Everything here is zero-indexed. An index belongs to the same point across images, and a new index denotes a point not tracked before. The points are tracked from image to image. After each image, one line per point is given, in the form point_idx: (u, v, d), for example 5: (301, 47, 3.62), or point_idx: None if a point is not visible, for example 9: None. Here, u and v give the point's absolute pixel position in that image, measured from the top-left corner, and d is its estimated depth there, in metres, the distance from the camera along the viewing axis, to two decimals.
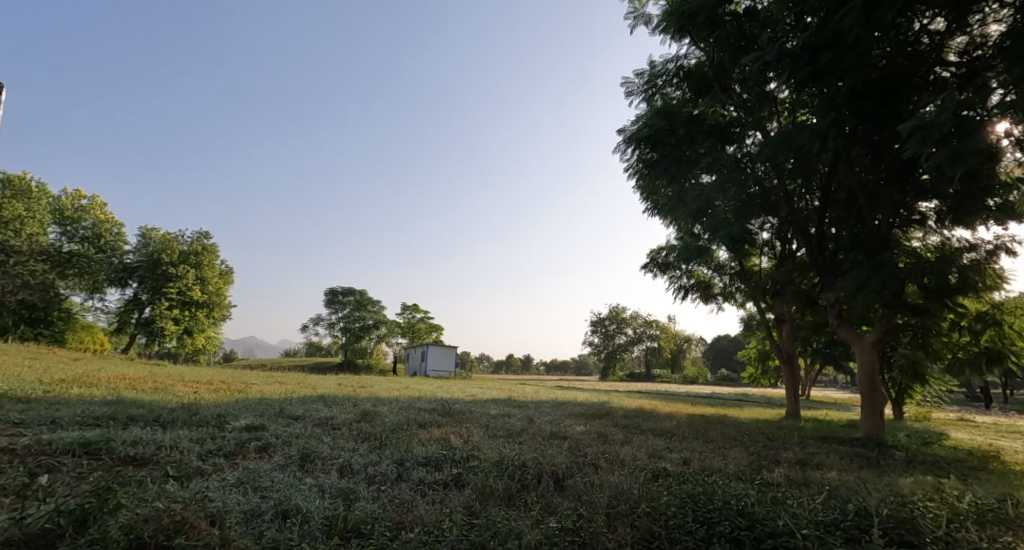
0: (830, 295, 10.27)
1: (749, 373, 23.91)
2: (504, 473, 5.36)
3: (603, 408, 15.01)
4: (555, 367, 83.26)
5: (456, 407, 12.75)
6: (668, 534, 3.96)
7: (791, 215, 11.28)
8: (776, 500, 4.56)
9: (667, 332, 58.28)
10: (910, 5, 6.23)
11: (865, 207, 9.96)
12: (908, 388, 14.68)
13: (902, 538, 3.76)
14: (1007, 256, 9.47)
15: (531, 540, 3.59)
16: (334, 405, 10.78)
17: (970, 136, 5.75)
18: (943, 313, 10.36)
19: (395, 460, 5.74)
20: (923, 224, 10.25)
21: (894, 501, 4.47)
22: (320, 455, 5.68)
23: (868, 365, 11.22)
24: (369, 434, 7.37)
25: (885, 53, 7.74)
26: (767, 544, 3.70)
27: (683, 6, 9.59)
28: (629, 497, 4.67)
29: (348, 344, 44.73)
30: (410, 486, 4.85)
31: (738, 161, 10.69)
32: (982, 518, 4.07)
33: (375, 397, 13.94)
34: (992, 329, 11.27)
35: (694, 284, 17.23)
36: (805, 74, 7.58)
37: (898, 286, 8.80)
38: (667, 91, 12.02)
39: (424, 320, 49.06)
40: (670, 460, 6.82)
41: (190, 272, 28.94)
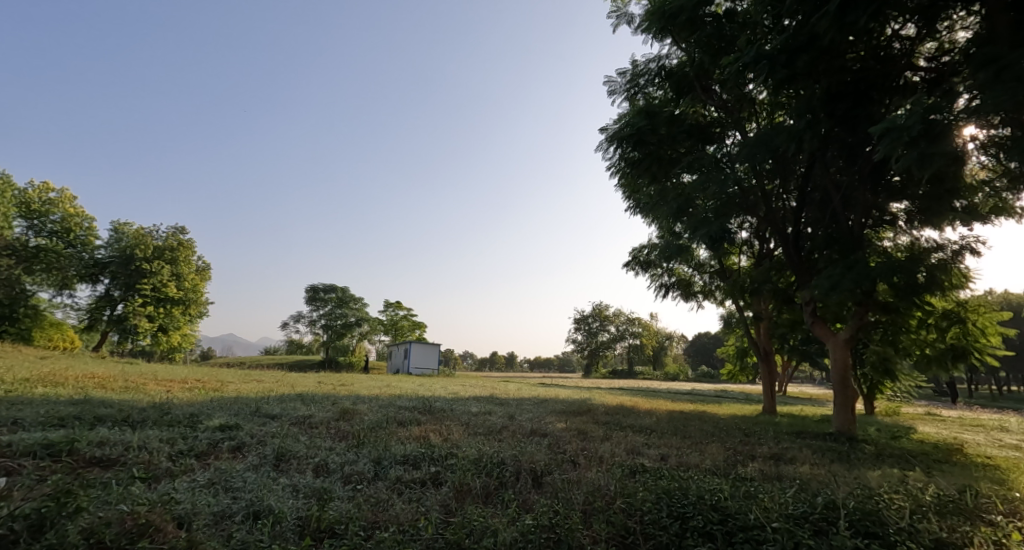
0: (806, 293, 10.49)
1: (728, 370, 24.31)
2: (482, 471, 5.36)
3: (584, 405, 15.09)
4: (538, 364, 83.60)
5: (438, 404, 12.71)
6: (642, 529, 4.02)
7: (769, 215, 11.49)
8: (748, 494, 4.65)
9: (649, 330, 58.90)
10: (881, 10, 6.38)
11: (840, 207, 10.19)
12: (878, 383, 15.12)
13: (868, 530, 3.87)
14: (972, 256, 9.80)
15: (507, 538, 3.61)
16: (313, 404, 10.64)
17: (937, 140, 5.92)
18: (912, 311, 10.67)
19: (372, 459, 5.70)
20: (894, 224, 10.54)
21: (861, 494, 4.60)
22: (295, 454, 5.59)
23: (841, 361, 11.49)
24: (347, 432, 7.29)
25: (858, 57, 7.91)
26: (738, 538, 3.77)
27: (664, 6, 9.67)
28: (605, 493, 4.71)
29: (330, 341, 44.16)
30: (386, 485, 4.81)
31: (718, 161, 10.83)
32: (943, 509, 4.21)
33: (356, 395, 13.78)
34: (957, 327, 11.73)
35: (674, 282, 17.43)
36: (781, 76, 7.72)
37: (870, 284, 9.03)
38: (649, 91, 12.10)
39: (406, 317, 48.70)
40: (648, 457, 6.92)
41: (165, 268, 28.22)
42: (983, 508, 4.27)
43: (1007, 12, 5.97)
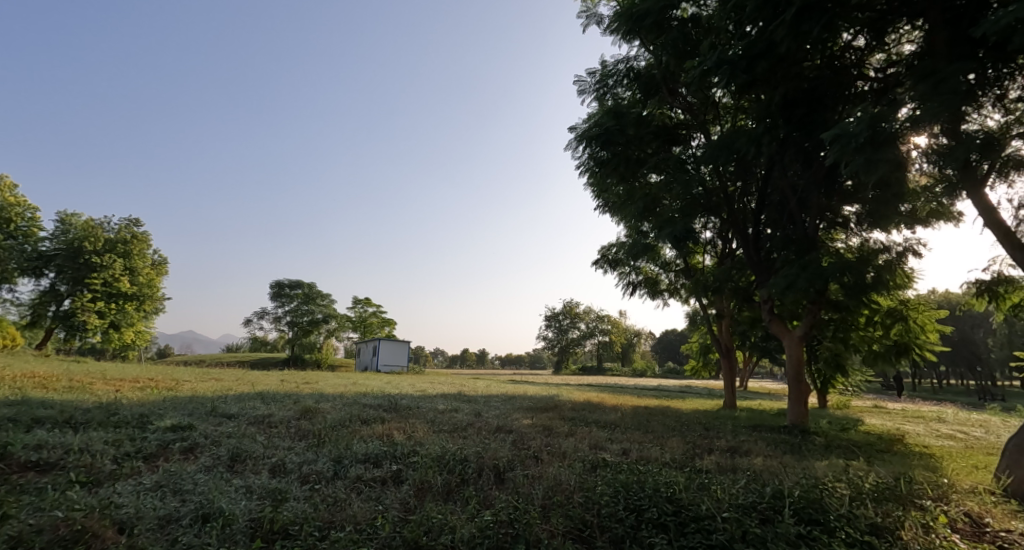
0: (764, 292, 10.88)
1: (691, 366, 24.92)
2: (444, 468, 5.36)
3: (550, 402, 15.26)
4: (509, 361, 83.79)
5: (404, 402, 12.57)
6: (599, 522, 4.10)
7: (731, 216, 11.88)
8: (701, 486, 4.82)
9: (617, 327, 59.84)
10: (833, 21, 6.67)
11: (796, 209, 10.63)
12: (830, 379, 15.85)
13: (810, 517, 4.08)
14: (915, 257, 10.39)
15: (465, 534, 3.62)
16: (273, 402, 10.37)
17: (881, 147, 6.24)
18: (861, 309, 11.25)
19: (333, 458, 5.61)
20: (845, 226, 11.09)
21: (807, 483, 4.81)
22: (251, 455, 5.44)
23: (797, 357, 11.98)
24: (308, 431, 7.14)
25: (814, 65, 8.25)
26: (690, 528, 3.91)
27: (632, 8, 9.84)
28: (565, 488, 4.79)
29: (295, 339, 43.05)
30: (345, 484, 4.74)
31: (683, 162, 11.13)
32: (880, 495, 4.47)
33: (319, 393, 13.50)
34: (900, 325, 12.13)
35: (641, 280, 17.80)
36: (741, 82, 7.97)
37: (823, 283, 9.47)
38: (618, 91, 12.16)
39: (375, 314, 48.00)
40: (611, 451, 7.08)
41: (117, 262, 26.93)
42: (916, 493, 4.54)
43: (945, 29, 6.35)
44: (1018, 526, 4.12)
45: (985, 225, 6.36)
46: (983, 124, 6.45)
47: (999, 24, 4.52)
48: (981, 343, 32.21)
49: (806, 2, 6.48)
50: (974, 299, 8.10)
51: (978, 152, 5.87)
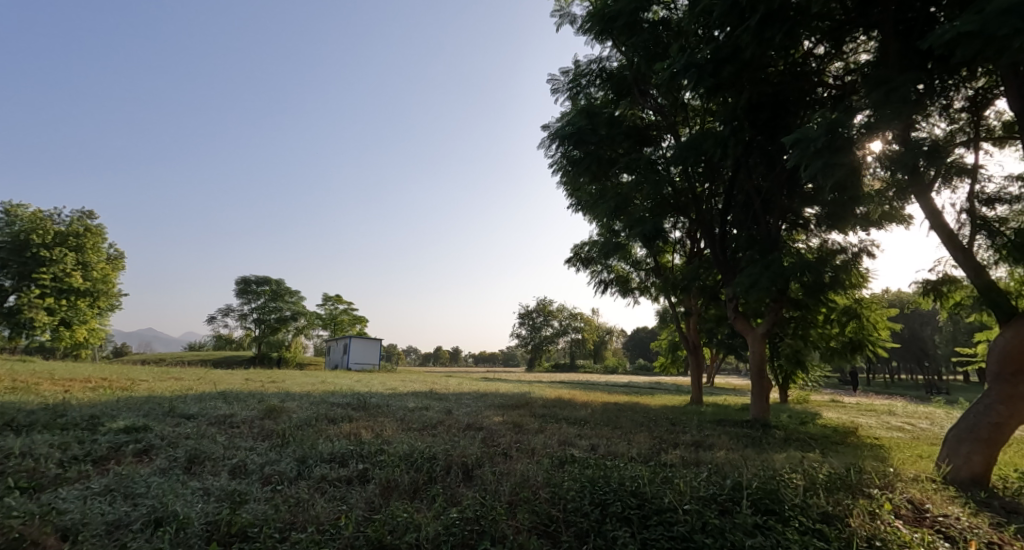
0: (729, 290, 11.17)
1: (660, 362, 25.42)
2: (412, 466, 5.32)
3: (522, 399, 15.32)
4: (482, 359, 83.75)
5: (374, 400, 12.41)
6: (565, 517, 4.15)
7: (699, 216, 12.18)
8: (665, 479, 4.92)
9: (590, 324, 60.56)
10: (795, 29, 6.87)
11: (760, 209, 10.98)
12: (791, 374, 16.43)
13: (767, 507, 4.23)
14: (868, 258, 10.87)
15: (430, 532, 3.61)
16: (236, 402, 10.05)
17: (838, 151, 6.48)
18: (819, 307, 11.66)
19: (297, 458, 5.49)
20: (806, 228, 11.51)
21: (765, 475, 4.98)
22: (210, 456, 5.27)
23: (760, 354, 12.35)
24: (272, 431, 6.94)
25: (778, 71, 8.49)
26: (652, 521, 4.00)
27: (604, 9, 9.96)
28: (532, 484, 4.81)
29: (262, 336, 41.90)
30: (309, 484, 4.65)
31: (653, 162, 11.36)
32: (833, 485, 4.66)
33: (285, 392, 13.19)
34: (854, 322, 12.66)
35: (613, 278, 18.05)
36: (707, 85, 8.16)
37: (784, 282, 9.79)
38: (590, 91, 12.35)
39: (345, 311, 47.19)
40: (579, 447, 7.18)
41: (68, 256, 25.66)
42: (865, 482, 4.75)
43: (896, 40, 6.65)
44: (956, 511, 4.37)
45: (931, 227, 6.71)
46: (930, 132, 6.79)
47: (943, 38, 4.76)
48: (928, 340, 34.10)
49: (769, 9, 6.67)
50: (921, 298, 8.53)
51: (925, 158, 6.17)
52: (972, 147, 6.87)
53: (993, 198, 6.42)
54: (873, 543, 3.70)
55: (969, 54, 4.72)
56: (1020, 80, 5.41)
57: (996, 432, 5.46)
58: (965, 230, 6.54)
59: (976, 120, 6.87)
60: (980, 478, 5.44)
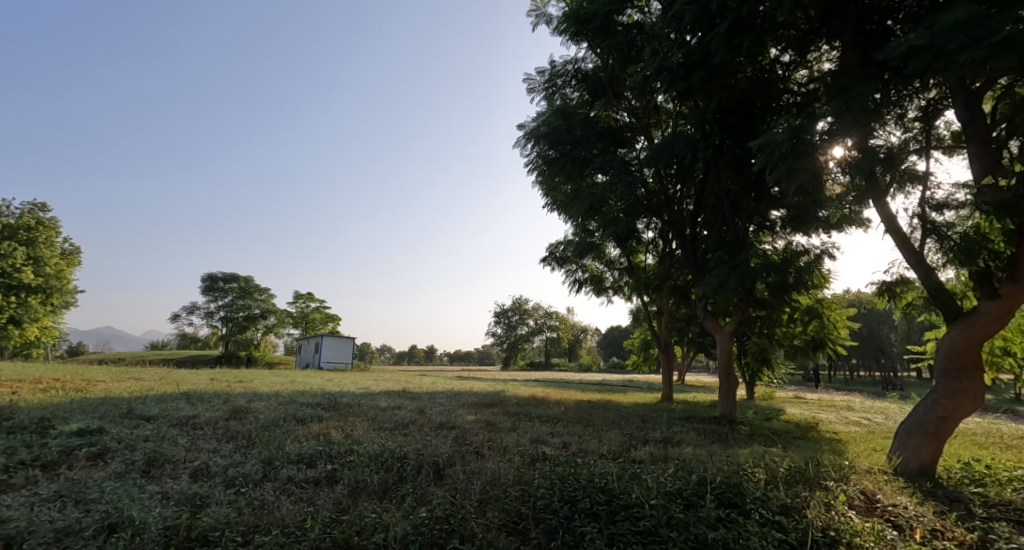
0: (699, 290, 11.41)
1: (633, 360, 25.80)
2: (382, 466, 5.27)
3: (495, 397, 15.33)
4: (457, 358, 83.38)
5: (345, 400, 12.24)
6: (534, 514, 4.18)
7: (671, 217, 12.43)
8: (633, 475, 5.01)
9: (565, 323, 60.99)
10: (761, 37, 7.07)
11: (728, 211, 11.26)
12: (757, 372, 16.91)
13: (730, 500, 4.36)
14: (830, 259, 11.29)
15: (398, 532, 3.59)
16: (201, 403, 9.74)
17: (801, 156, 6.69)
18: (784, 306, 12.04)
19: (262, 460, 5.36)
20: (772, 229, 11.85)
21: (729, 470, 5.12)
22: (170, 459, 5.10)
23: (727, 352, 12.67)
24: (237, 433, 6.78)
25: (746, 77, 8.72)
26: (619, 516, 4.07)
27: (579, 11, 10.07)
28: (503, 482, 4.82)
29: (231, 335, 40.31)
30: (274, 486, 4.56)
31: (627, 163, 11.53)
32: (792, 478, 4.83)
33: (253, 392, 12.86)
34: (816, 321, 13.09)
35: (587, 278, 18.23)
36: (679, 89, 8.29)
37: (751, 282, 10.07)
38: (566, 92, 12.45)
39: (317, 309, 46.31)
40: (551, 445, 7.25)
41: (19, 250, 24.01)
42: (821, 475, 4.95)
43: (856, 51, 6.91)
44: (904, 500, 4.60)
45: (886, 231, 7.01)
46: (886, 140, 7.09)
47: (896, 51, 4.98)
48: (885, 338, 35.70)
49: (737, 17, 6.86)
50: (877, 298, 8.92)
51: (882, 165, 6.44)
52: (924, 155, 7.20)
53: (942, 204, 6.75)
54: (828, 533, 3.85)
55: (920, 68, 4.96)
56: (968, 92, 5.70)
57: (942, 425, 5.75)
58: (917, 234, 6.87)
59: (928, 129, 7.22)
60: (927, 469, 5.74)
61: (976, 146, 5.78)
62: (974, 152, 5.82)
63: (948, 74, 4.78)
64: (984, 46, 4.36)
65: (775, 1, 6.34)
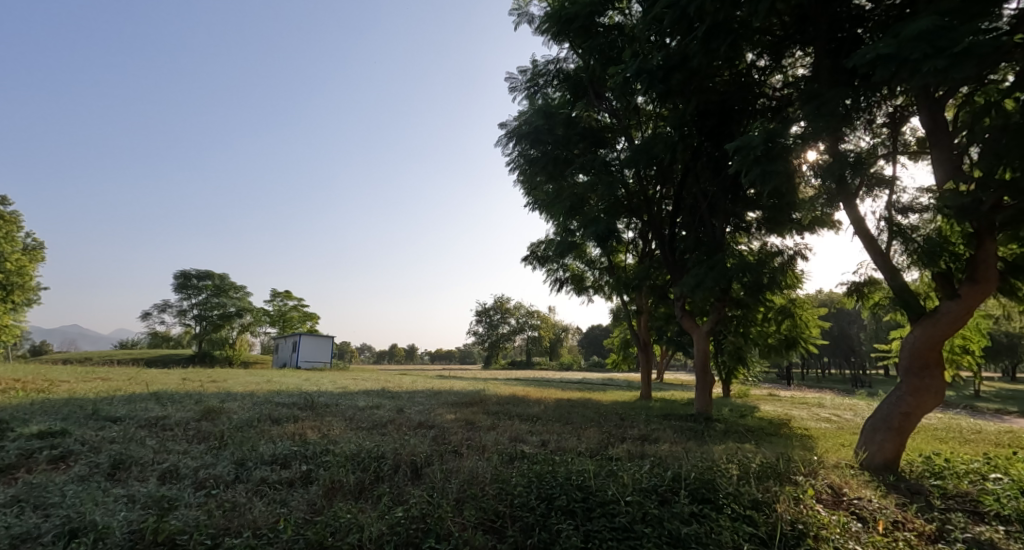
0: (676, 290, 11.56)
1: (612, 359, 26.02)
2: (358, 466, 5.22)
3: (475, 396, 15.31)
4: (438, 357, 82.93)
5: (322, 399, 12.07)
6: (511, 512, 4.19)
7: (650, 217, 12.57)
8: (610, 472, 5.07)
9: (546, 322, 61.20)
10: (738, 42, 7.21)
11: (706, 212, 11.44)
12: (732, 370, 17.25)
13: (703, 496, 4.44)
14: (802, 260, 11.58)
15: (373, 532, 3.57)
16: (172, 403, 9.49)
17: (775, 159, 6.84)
18: (758, 306, 12.29)
19: (235, 461, 5.25)
20: (748, 230, 12.08)
21: (703, 466, 5.21)
22: (137, 461, 4.95)
23: (704, 351, 12.88)
24: (209, 433, 6.64)
25: (724, 81, 8.88)
26: (596, 513, 4.11)
27: (560, 11, 10.12)
28: (480, 480, 4.82)
29: (205, 333, 39.27)
30: (246, 488, 4.47)
31: (607, 164, 11.62)
32: (763, 473, 4.94)
33: (226, 392, 12.59)
34: (789, 320, 13.41)
35: (568, 277, 18.32)
36: (658, 91, 8.37)
37: (727, 282, 10.26)
38: (548, 91, 12.50)
39: (294, 308, 45.56)
40: (530, 443, 7.28)
41: None
42: (791, 470, 5.08)
43: (828, 58, 7.09)
44: (868, 493, 4.75)
45: (855, 233, 7.22)
46: (855, 144, 7.30)
47: (864, 58, 5.13)
48: (855, 337, 36.78)
49: (714, 22, 6.97)
50: (846, 298, 9.18)
51: (851, 169, 6.63)
52: (892, 159, 7.44)
53: (907, 207, 6.98)
54: (796, 526, 3.95)
55: (886, 76, 5.12)
56: (931, 100, 5.91)
57: (906, 421, 5.96)
58: (883, 236, 7.09)
59: (895, 135, 7.46)
60: (891, 463, 5.94)
61: (939, 153, 6.00)
62: (937, 158, 6.03)
63: (913, 83, 4.94)
64: (945, 56, 4.53)
65: (751, 7, 6.46)
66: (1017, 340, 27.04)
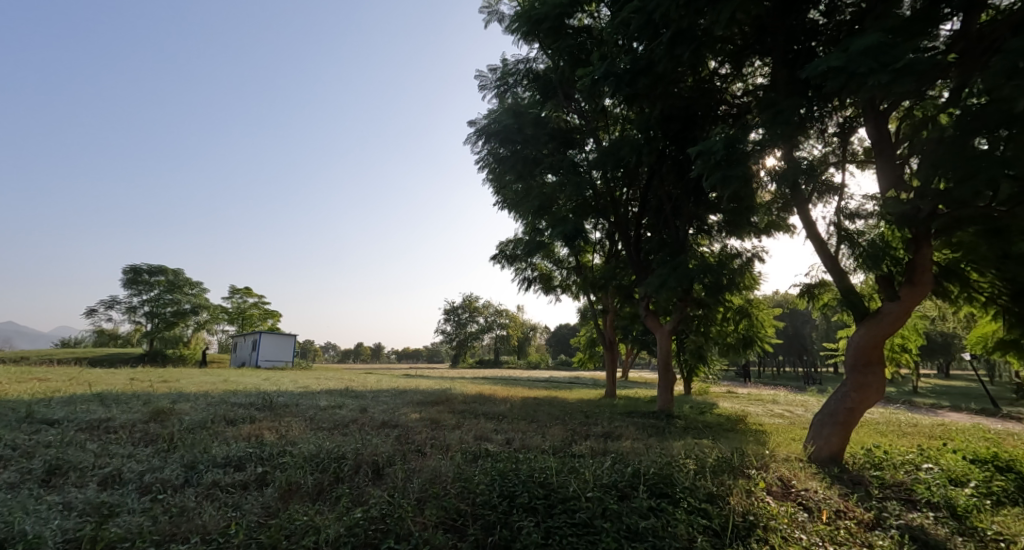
0: (641, 289, 11.80)
1: (579, 357, 26.28)
2: (317, 467, 5.09)
3: (441, 395, 15.18)
4: (405, 355, 81.88)
5: (281, 399, 11.71)
6: (473, 510, 4.18)
7: (616, 219, 12.79)
8: (572, 469, 5.13)
9: (515, 321, 61.27)
10: (701, 49, 7.40)
11: (669, 214, 11.72)
12: (693, 369, 17.73)
13: (661, 490, 4.55)
14: (759, 262, 12.02)
15: (331, 534, 3.50)
16: (117, 404, 9.00)
17: (734, 164, 7.07)
18: (718, 306, 12.69)
19: (184, 464, 5.04)
20: (709, 233, 12.44)
21: (663, 462, 5.33)
22: (75, 466, 4.68)
23: (666, 349, 13.20)
24: (157, 435, 6.34)
25: (688, 87, 9.11)
26: (557, 510, 4.16)
27: (530, 11, 10.15)
28: (443, 479, 4.78)
29: (156, 332, 37.24)
30: (196, 492, 4.29)
31: (576, 164, 11.75)
32: (718, 468, 5.11)
33: (178, 392, 12.05)
34: (747, 320, 13.90)
35: (536, 276, 18.40)
36: (624, 94, 8.51)
37: (688, 282, 10.54)
38: (518, 91, 12.53)
39: (255, 305, 44.08)
40: (495, 441, 7.29)
41: None
42: (744, 464, 5.27)
43: (785, 68, 7.36)
44: (814, 485, 4.98)
45: (807, 237, 7.55)
46: (808, 152, 7.64)
47: (817, 70, 5.34)
48: (808, 336, 38.47)
49: (678, 28, 7.13)
50: (798, 298, 9.60)
51: (805, 175, 6.92)
52: (841, 167, 7.81)
53: (854, 213, 7.35)
54: (747, 518, 4.10)
55: (836, 88, 5.36)
56: (876, 112, 6.23)
57: (850, 415, 6.28)
58: (833, 240, 7.44)
59: (845, 144, 7.85)
60: (836, 456, 6.25)
61: (884, 163, 6.33)
62: (881, 166, 6.38)
63: (860, 95, 5.19)
64: (889, 71, 4.77)
65: (713, 16, 6.65)
66: (951, 339, 28.94)
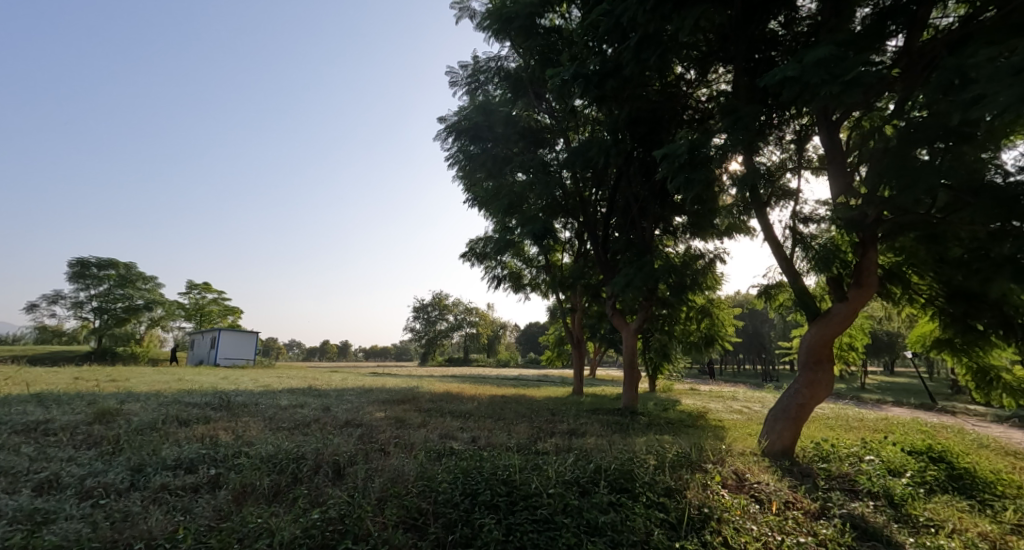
0: (607, 288, 11.98)
1: (547, 355, 26.43)
2: (273, 469, 4.93)
3: (407, 393, 15.00)
4: (372, 354, 80.51)
5: (239, 398, 11.27)
6: (434, 509, 4.14)
7: (585, 219, 12.94)
8: (536, 466, 5.16)
9: (484, 319, 61.08)
10: (667, 54, 7.55)
11: (636, 215, 11.94)
12: (657, 367, 18.12)
13: (621, 485, 4.63)
14: (721, 263, 12.38)
15: (286, 536, 3.42)
16: (59, 406, 8.48)
17: (697, 168, 7.26)
18: (682, 306, 12.99)
19: (131, 467, 4.81)
20: (673, 233, 12.74)
21: (625, 457, 5.43)
22: (6, 472, 4.39)
23: (631, 348, 13.45)
24: (101, 438, 6.01)
25: (655, 90, 9.29)
26: (518, 506, 4.18)
27: (502, 9, 10.13)
28: (405, 478, 4.72)
29: (105, 329, 35.32)
30: (142, 496, 4.09)
31: (545, 164, 11.81)
32: (676, 462, 5.24)
33: (128, 393, 11.45)
34: (708, 319, 14.30)
35: (506, 275, 18.41)
36: (593, 95, 8.59)
37: (653, 282, 10.75)
38: (488, 88, 12.48)
39: (214, 301, 42.45)
40: (460, 440, 7.25)
41: None
42: (702, 458, 5.43)
43: (746, 76, 7.61)
44: (766, 477, 5.17)
45: (765, 239, 7.82)
46: (767, 158, 7.92)
47: (774, 79, 5.52)
48: (766, 335, 39.86)
49: (645, 33, 7.24)
50: (756, 299, 9.93)
51: (764, 180, 7.17)
52: (797, 173, 8.13)
53: (808, 217, 7.66)
54: (702, 510, 4.22)
55: (792, 96, 5.56)
56: (829, 122, 6.51)
57: (801, 411, 6.55)
58: (788, 244, 7.73)
59: (801, 151, 8.18)
60: (788, 449, 6.52)
61: (835, 169, 6.61)
62: (832, 174, 6.65)
63: (814, 104, 5.40)
64: (840, 82, 4.98)
65: (679, 23, 6.79)
66: (897, 339, 30.56)
